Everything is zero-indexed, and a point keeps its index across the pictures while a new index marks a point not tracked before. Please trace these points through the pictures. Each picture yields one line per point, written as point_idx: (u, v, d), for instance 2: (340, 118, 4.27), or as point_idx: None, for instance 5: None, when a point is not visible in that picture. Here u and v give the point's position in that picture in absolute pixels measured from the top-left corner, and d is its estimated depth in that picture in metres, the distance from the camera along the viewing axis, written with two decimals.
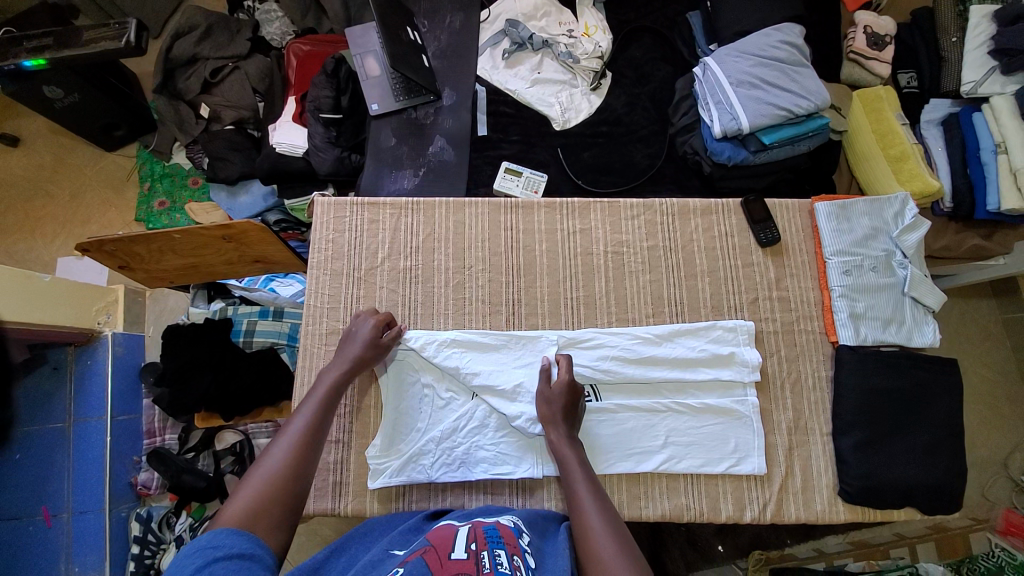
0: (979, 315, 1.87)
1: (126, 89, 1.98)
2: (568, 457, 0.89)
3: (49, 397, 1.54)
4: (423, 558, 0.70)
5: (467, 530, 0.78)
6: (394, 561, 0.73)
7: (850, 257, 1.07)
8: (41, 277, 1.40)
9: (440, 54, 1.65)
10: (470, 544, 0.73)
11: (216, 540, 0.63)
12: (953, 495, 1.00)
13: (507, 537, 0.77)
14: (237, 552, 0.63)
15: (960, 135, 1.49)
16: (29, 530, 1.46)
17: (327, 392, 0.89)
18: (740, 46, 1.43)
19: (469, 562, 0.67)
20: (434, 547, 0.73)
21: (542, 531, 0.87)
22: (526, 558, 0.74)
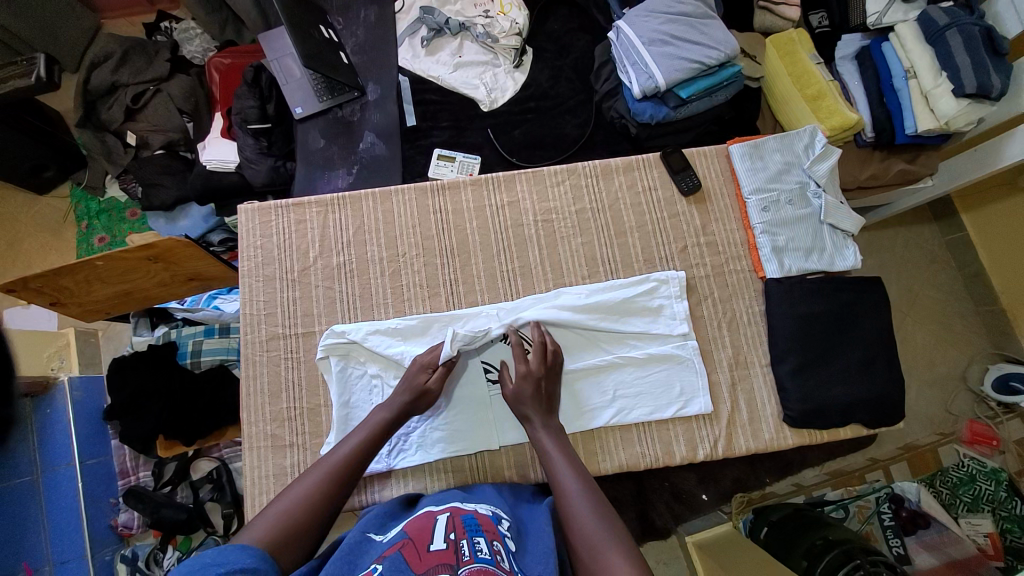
0: (921, 239, 1.94)
1: (49, 128, 1.90)
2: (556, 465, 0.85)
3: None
4: (401, 552, 0.68)
5: (445, 518, 0.78)
6: (373, 553, 0.71)
7: (767, 194, 1.11)
8: None
9: (359, 49, 1.64)
10: (449, 534, 0.73)
11: (219, 557, 0.61)
12: (894, 406, 1.03)
13: (485, 524, 0.77)
14: (239, 568, 0.61)
15: (872, 66, 1.52)
16: None
17: (369, 425, 0.88)
18: (648, 6, 1.45)
19: (449, 551, 0.67)
20: (412, 540, 0.71)
21: (517, 515, 0.88)
22: (506, 542, 0.75)
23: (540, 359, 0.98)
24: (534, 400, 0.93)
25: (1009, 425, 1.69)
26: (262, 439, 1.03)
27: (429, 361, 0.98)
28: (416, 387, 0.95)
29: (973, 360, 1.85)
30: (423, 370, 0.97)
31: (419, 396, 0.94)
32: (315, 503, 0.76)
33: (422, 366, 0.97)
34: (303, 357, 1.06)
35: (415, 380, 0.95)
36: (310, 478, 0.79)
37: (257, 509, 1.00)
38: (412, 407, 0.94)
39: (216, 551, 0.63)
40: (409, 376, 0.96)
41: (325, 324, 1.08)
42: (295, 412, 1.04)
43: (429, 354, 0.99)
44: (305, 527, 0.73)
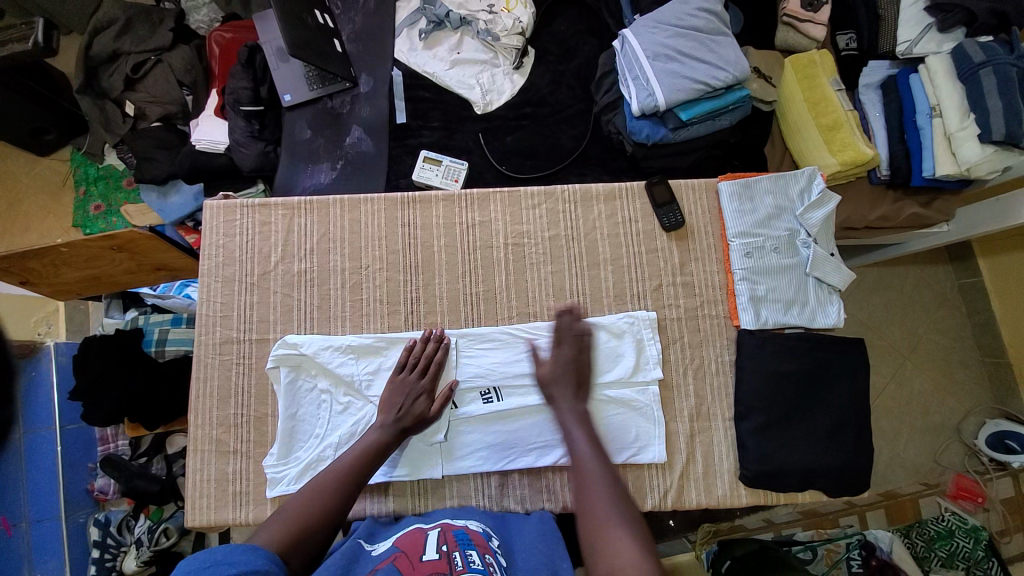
0: (933, 281, 1.82)
1: (48, 92, 1.82)
2: (574, 430, 0.90)
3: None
4: (395, 564, 0.72)
5: (437, 533, 0.81)
6: (367, 564, 0.75)
7: (752, 239, 1.05)
8: None
9: (355, 38, 1.58)
10: (441, 545, 0.76)
11: (230, 556, 0.65)
12: (857, 474, 0.99)
13: (477, 539, 0.81)
14: (252, 569, 0.64)
15: (897, 100, 1.39)
16: None
17: (370, 436, 0.91)
18: (658, 17, 1.36)
19: (441, 561, 0.70)
20: (405, 553, 0.75)
21: (507, 534, 0.90)
22: (497, 557, 0.78)
23: (572, 349, 0.99)
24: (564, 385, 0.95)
25: (998, 483, 1.63)
26: (206, 442, 1.02)
27: (428, 382, 0.97)
28: (417, 415, 0.94)
29: (970, 413, 1.75)
30: (422, 393, 0.96)
31: (417, 421, 0.94)
32: (318, 510, 0.79)
33: (422, 390, 0.96)
34: (255, 364, 1.04)
35: (413, 406, 0.95)
36: (312, 484, 0.83)
37: (196, 511, 1.00)
38: (409, 430, 0.94)
39: (226, 551, 0.66)
40: (405, 400, 0.95)
41: (280, 333, 1.06)
42: (242, 419, 1.03)
43: (422, 374, 0.98)
44: (310, 532, 0.76)
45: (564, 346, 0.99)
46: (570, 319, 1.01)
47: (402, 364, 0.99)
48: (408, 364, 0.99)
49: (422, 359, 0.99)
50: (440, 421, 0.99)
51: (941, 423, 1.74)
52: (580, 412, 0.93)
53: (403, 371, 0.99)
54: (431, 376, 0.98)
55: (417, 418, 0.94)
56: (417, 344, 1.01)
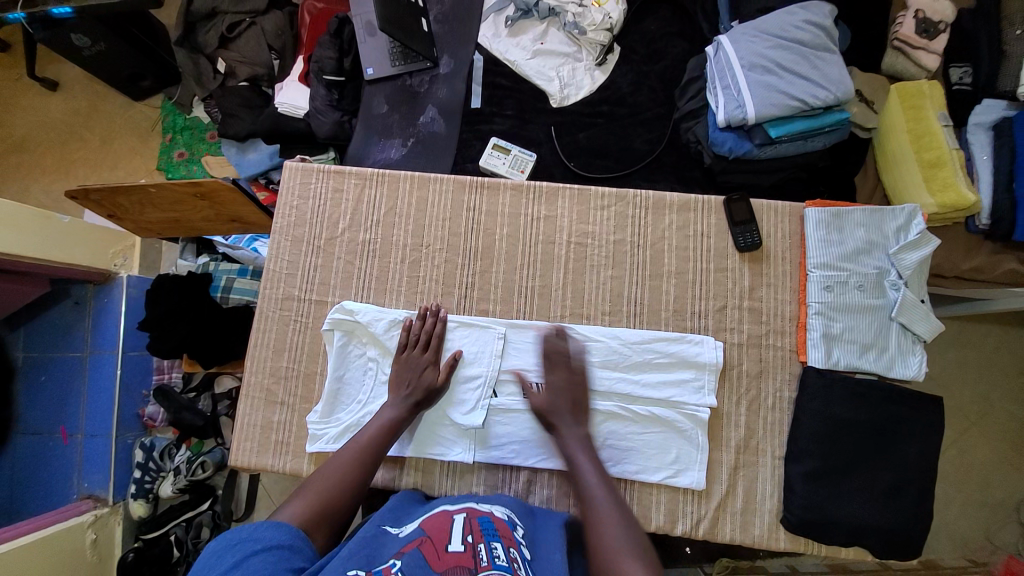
0: (1019, 346, 1.65)
1: (149, 42, 1.93)
2: (580, 459, 0.88)
3: (69, 326, 1.63)
4: (420, 549, 0.72)
5: (462, 520, 0.80)
6: (392, 545, 0.74)
7: (834, 272, 0.98)
8: (61, 217, 1.47)
9: (442, 18, 1.58)
10: (466, 536, 0.75)
11: (257, 532, 0.69)
12: (912, 541, 0.91)
13: (503, 529, 0.79)
14: (275, 544, 0.68)
15: (1010, 143, 1.24)
16: (48, 445, 1.58)
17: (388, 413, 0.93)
18: (760, 25, 1.28)
19: (466, 555, 0.69)
20: (431, 539, 0.74)
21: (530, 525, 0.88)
22: (522, 550, 0.76)
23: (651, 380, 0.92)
24: (564, 406, 0.93)
25: None
26: (257, 390, 1.06)
27: (431, 355, 1.00)
28: (424, 387, 0.96)
29: None
30: (428, 366, 0.99)
31: (428, 393, 0.97)
32: (341, 485, 0.81)
33: (426, 364, 0.99)
34: (311, 324, 1.08)
35: (422, 379, 0.97)
36: (337, 459, 0.85)
37: (239, 453, 1.05)
38: (422, 405, 0.96)
39: (254, 526, 0.70)
40: (413, 375, 0.98)
41: (338, 298, 1.08)
42: (291, 374, 1.06)
43: (424, 350, 1.00)
44: (334, 507, 0.78)
45: (557, 369, 0.97)
46: (557, 341, 0.99)
47: (404, 343, 1.01)
48: (547, 365, 0.98)
49: (549, 358, 0.98)
50: (458, 394, 1.01)
51: (1003, 500, 1.58)
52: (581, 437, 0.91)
53: (406, 350, 1.00)
54: (575, 379, 0.96)
55: (535, 410, 0.95)
56: (415, 322, 1.02)
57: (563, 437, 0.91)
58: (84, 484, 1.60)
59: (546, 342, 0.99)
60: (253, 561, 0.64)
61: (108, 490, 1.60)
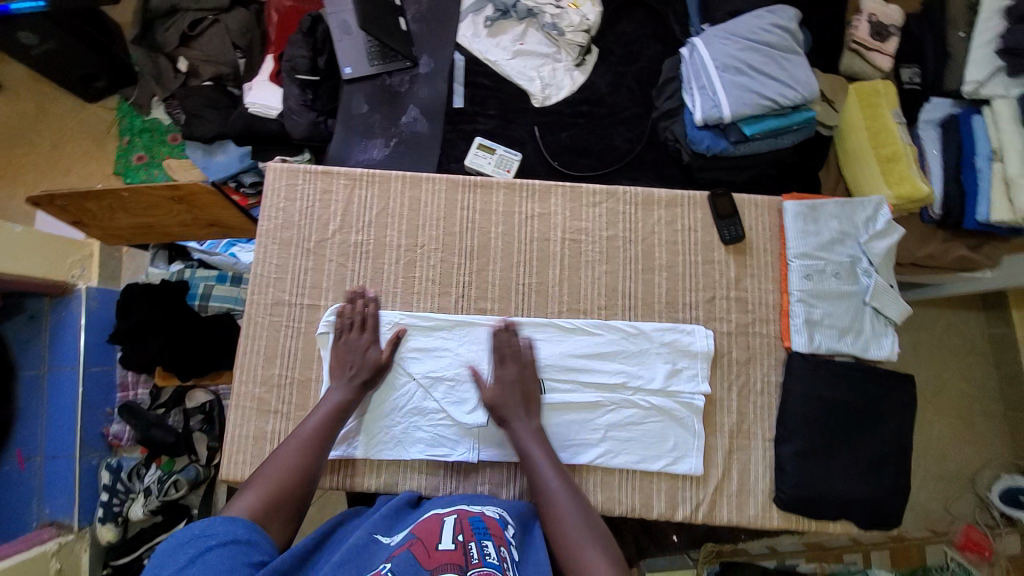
0: (966, 327, 1.79)
1: (103, 39, 1.82)
2: (534, 449, 0.92)
3: (24, 342, 1.52)
4: (411, 549, 0.71)
5: (452, 520, 0.79)
6: (383, 552, 0.73)
7: (813, 261, 1.04)
8: (12, 225, 1.38)
9: (419, 18, 1.57)
10: (457, 535, 0.75)
11: (209, 529, 0.70)
12: (891, 510, 0.98)
13: (494, 528, 0.79)
14: (229, 539, 0.70)
15: (958, 140, 1.37)
16: (6, 470, 1.49)
17: (326, 407, 0.92)
18: (731, 29, 1.35)
19: (459, 554, 0.70)
20: (421, 539, 0.73)
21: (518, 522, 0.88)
22: (511, 550, 0.78)
23: (516, 368, 0.98)
24: (521, 397, 0.96)
25: (1007, 539, 1.60)
26: (248, 400, 1.02)
27: (370, 335, 1.00)
28: (371, 364, 0.98)
29: (987, 464, 1.72)
30: (369, 345, 0.99)
31: (375, 371, 0.97)
32: (290, 479, 0.83)
33: (365, 344, 0.99)
34: (303, 330, 1.05)
35: (367, 359, 0.98)
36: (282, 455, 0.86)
37: (230, 467, 1.01)
38: (371, 384, 0.97)
39: (206, 524, 0.72)
40: (356, 356, 0.98)
41: (331, 301, 1.06)
42: (284, 382, 1.03)
43: (362, 331, 1.00)
44: (285, 500, 0.81)
45: (508, 364, 0.99)
46: (506, 336, 1.00)
47: (340, 326, 1.01)
48: (496, 360, 0.99)
49: (502, 354, 0.99)
50: (466, 395, 1.00)
51: (958, 470, 1.71)
52: (538, 430, 0.95)
53: (345, 333, 1.00)
54: (525, 375, 0.98)
55: (486, 404, 0.96)
56: (347, 308, 1.02)
57: (514, 429, 0.94)
58: (45, 510, 1.49)
59: (495, 338, 1.00)
60: (209, 558, 0.67)
61: (72, 516, 1.49)
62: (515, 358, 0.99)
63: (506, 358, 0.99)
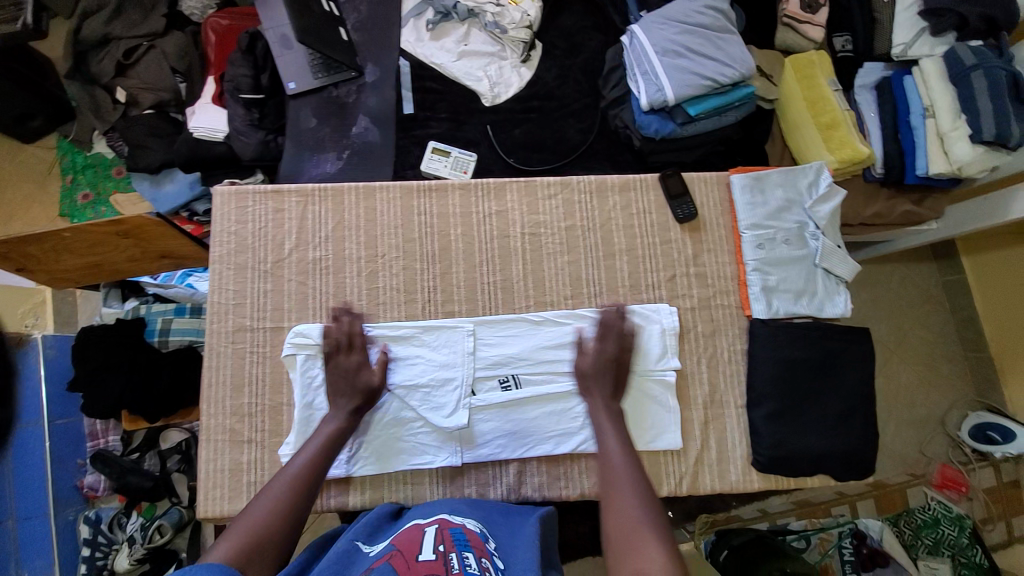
0: (920, 278, 1.89)
1: (36, 76, 1.74)
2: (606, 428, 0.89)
3: None
4: (390, 562, 0.68)
5: (433, 530, 0.77)
6: (361, 564, 0.70)
7: (763, 230, 1.08)
8: None
9: (360, 26, 1.56)
10: (437, 545, 0.72)
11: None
12: (864, 459, 1.02)
13: (474, 540, 0.77)
14: None
15: (892, 100, 1.44)
16: None
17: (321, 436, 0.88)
18: (666, 13, 1.38)
19: (438, 563, 0.67)
20: (401, 550, 0.71)
21: (503, 529, 0.86)
22: (494, 560, 0.74)
23: (616, 345, 0.98)
24: (605, 376, 0.96)
25: (979, 472, 1.72)
26: (219, 432, 1.00)
27: (360, 360, 0.97)
28: (363, 390, 0.94)
29: (954, 405, 1.81)
30: (360, 369, 0.96)
31: (368, 394, 0.94)
32: (278, 516, 0.75)
33: (355, 367, 0.96)
34: (269, 353, 1.02)
35: (359, 381, 0.95)
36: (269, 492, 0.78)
37: (208, 503, 0.98)
38: (363, 408, 0.94)
39: (195, 573, 0.60)
40: (347, 382, 0.95)
41: (295, 322, 1.04)
42: (255, 409, 1.01)
43: (351, 352, 0.97)
44: (273, 538, 0.72)
45: (608, 341, 0.99)
46: (616, 316, 1.01)
47: (326, 350, 0.97)
48: (598, 334, 1.00)
49: (607, 331, 0.99)
50: (451, 398, 1.00)
51: (928, 415, 1.80)
52: (614, 409, 0.93)
53: (334, 355, 0.97)
54: (626, 350, 0.99)
55: (577, 372, 0.98)
56: (333, 327, 0.99)
57: (592, 404, 0.94)
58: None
59: (608, 316, 1.00)
60: None
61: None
62: (615, 336, 0.99)
63: (602, 336, 0.99)
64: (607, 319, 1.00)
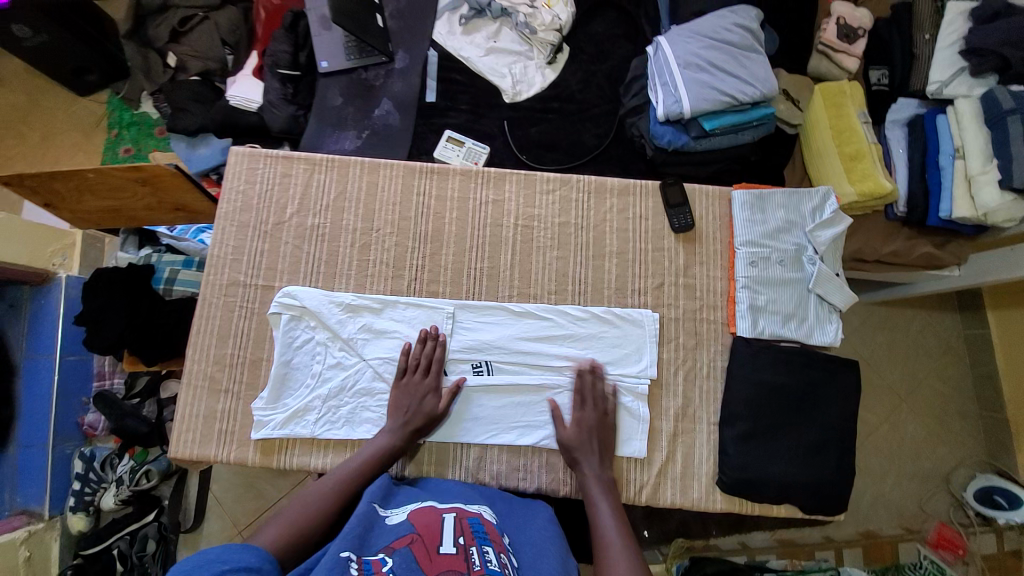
0: (940, 330, 1.79)
1: (97, 34, 1.87)
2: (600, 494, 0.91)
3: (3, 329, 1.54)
4: (411, 548, 0.71)
5: (452, 518, 0.79)
6: (382, 540, 0.73)
7: (758, 249, 1.06)
8: None
9: (396, 15, 1.61)
10: (458, 538, 0.74)
11: (223, 554, 0.65)
12: (836, 496, 0.98)
13: (491, 533, 0.79)
14: (245, 564, 0.66)
15: (922, 139, 1.38)
16: None
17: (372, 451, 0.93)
18: (694, 27, 1.38)
19: (458, 558, 0.69)
20: (422, 536, 0.73)
21: (515, 519, 0.90)
22: (510, 556, 0.77)
23: (595, 411, 0.98)
24: (586, 445, 0.96)
25: (980, 538, 1.58)
26: (200, 377, 1.04)
27: (431, 381, 0.99)
28: (426, 413, 0.97)
29: (962, 464, 1.72)
30: (428, 392, 0.98)
31: (428, 420, 0.96)
32: (317, 515, 0.81)
33: (427, 391, 0.98)
34: (258, 309, 1.07)
35: (423, 406, 0.97)
36: (312, 492, 0.85)
37: (180, 443, 1.02)
38: (417, 432, 0.97)
39: (219, 548, 0.67)
40: (412, 402, 0.97)
41: (286, 282, 1.08)
42: (237, 360, 1.05)
43: (425, 375, 1.00)
44: (309, 534, 0.78)
45: (586, 407, 0.98)
46: (592, 378, 1.00)
47: (403, 368, 1.00)
48: (575, 401, 0.99)
49: (583, 396, 0.99)
50: (462, 417, 1.01)
51: (931, 474, 1.71)
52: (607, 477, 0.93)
53: (406, 375, 1.00)
54: (605, 414, 0.99)
55: (561, 444, 0.97)
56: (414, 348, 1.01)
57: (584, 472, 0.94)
58: (17, 499, 1.52)
59: (580, 380, 1.00)
60: None
61: (43, 504, 1.51)
62: (600, 405, 0.99)
63: (579, 403, 0.99)
64: (578, 381, 1.00)
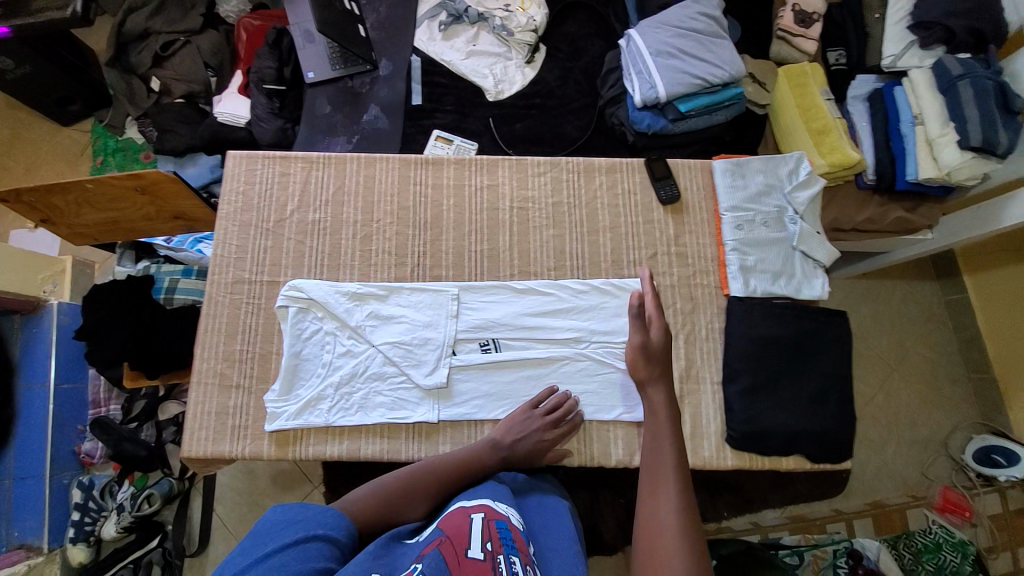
0: (921, 296, 1.88)
1: (80, 63, 1.89)
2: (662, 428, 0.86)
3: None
4: (440, 550, 0.67)
5: (482, 521, 0.73)
6: (409, 550, 0.69)
7: (743, 213, 1.12)
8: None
9: (378, 25, 1.67)
10: (487, 544, 0.69)
11: (305, 514, 0.69)
12: (840, 443, 1.02)
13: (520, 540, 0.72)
14: (317, 536, 0.67)
15: (882, 109, 1.48)
16: None
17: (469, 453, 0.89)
18: (663, 18, 1.46)
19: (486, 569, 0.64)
20: (452, 540, 0.69)
21: (544, 517, 0.84)
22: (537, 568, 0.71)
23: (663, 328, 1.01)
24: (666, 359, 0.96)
25: (985, 498, 1.66)
26: (210, 375, 1.05)
27: (553, 437, 0.97)
28: (525, 456, 0.93)
29: (957, 428, 1.77)
30: (547, 442, 0.96)
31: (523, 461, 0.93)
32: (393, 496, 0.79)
33: (544, 440, 0.96)
34: (265, 305, 1.08)
35: (528, 447, 0.94)
36: (395, 474, 0.82)
37: (193, 443, 1.02)
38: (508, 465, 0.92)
39: (306, 508, 0.70)
40: (523, 437, 0.95)
41: (290, 276, 1.10)
42: (247, 355, 1.06)
43: (551, 426, 0.97)
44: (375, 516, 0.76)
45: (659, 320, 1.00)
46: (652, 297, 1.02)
47: (537, 404, 0.99)
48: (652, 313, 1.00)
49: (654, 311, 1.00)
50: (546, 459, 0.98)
51: (929, 436, 1.75)
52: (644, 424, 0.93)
53: (534, 410, 0.98)
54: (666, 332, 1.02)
55: (649, 350, 0.95)
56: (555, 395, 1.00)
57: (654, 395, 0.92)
58: (13, 534, 1.45)
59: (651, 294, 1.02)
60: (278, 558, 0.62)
61: (42, 537, 1.46)
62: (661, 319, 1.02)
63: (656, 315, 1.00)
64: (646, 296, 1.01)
